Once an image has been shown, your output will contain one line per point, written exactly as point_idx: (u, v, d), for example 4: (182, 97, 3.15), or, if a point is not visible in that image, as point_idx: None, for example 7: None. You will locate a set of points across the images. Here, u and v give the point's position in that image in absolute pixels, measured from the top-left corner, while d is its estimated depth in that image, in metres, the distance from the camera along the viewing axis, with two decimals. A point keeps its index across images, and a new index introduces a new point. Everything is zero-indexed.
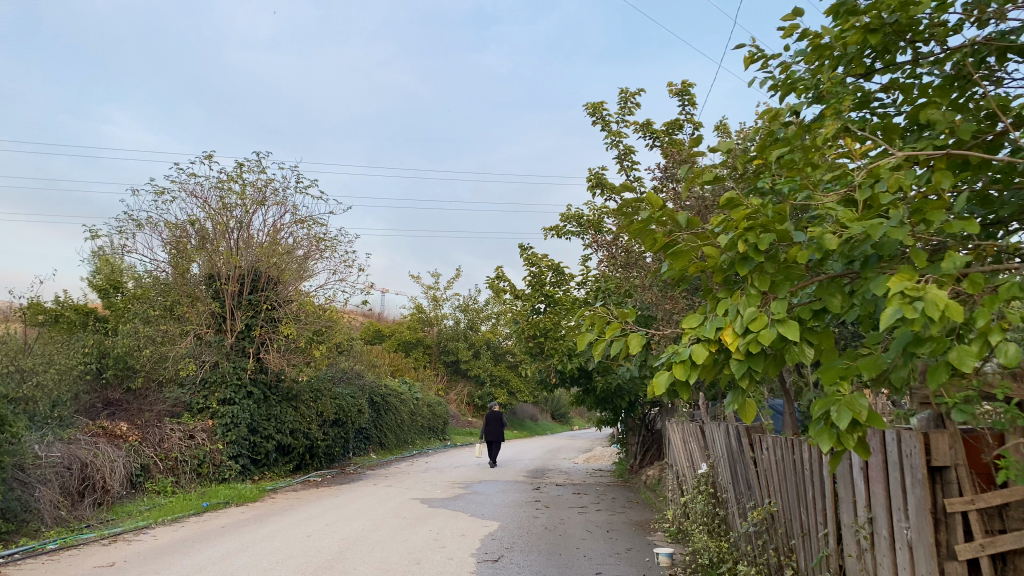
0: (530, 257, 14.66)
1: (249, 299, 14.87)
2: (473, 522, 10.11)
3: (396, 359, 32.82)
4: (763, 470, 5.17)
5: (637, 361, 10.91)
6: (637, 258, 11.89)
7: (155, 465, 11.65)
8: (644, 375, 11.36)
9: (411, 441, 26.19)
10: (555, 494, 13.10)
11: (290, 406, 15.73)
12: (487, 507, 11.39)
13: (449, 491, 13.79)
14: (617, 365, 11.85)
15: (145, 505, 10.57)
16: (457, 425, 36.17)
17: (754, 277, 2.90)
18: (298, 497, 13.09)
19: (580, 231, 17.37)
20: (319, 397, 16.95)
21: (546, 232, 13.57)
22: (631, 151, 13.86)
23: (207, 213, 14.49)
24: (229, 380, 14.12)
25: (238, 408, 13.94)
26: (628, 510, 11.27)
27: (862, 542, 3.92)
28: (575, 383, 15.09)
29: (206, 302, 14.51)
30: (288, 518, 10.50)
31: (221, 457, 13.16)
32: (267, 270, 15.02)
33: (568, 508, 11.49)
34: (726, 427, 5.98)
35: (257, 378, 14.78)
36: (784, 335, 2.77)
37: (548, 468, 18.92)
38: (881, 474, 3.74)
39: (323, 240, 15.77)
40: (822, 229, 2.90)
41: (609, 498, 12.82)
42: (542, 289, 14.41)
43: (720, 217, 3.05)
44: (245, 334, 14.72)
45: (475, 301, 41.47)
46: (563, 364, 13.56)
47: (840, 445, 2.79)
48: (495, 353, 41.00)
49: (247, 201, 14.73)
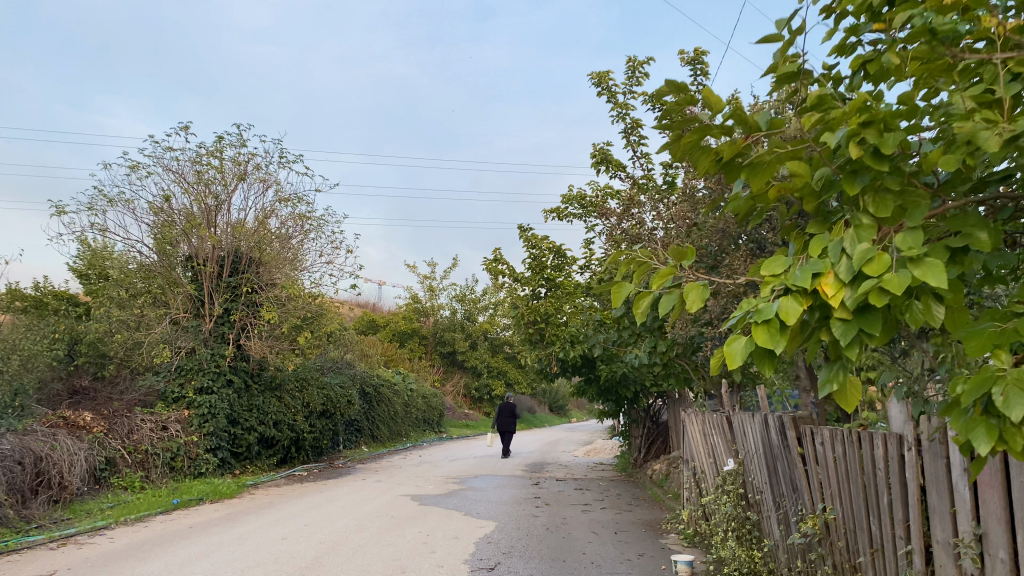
0: (530, 237, 13.76)
1: (228, 282, 13.96)
2: (467, 523, 9.23)
3: (391, 349, 32.01)
4: (813, 468, 4.26)
5: (648, 347, 10.01)
6: (645, 236, 11.00)
7: (123, 459, 10.74)
8: (654, 363, 10.48)
9: (405, 434, 25.35)
10: (555, 491, 12.22)
11: (274, 396, 14.86)
12: (483, 506, 10.50)
13: (443, 486, 12.92)
14: (624, 351, 10.96)
15: (108, 502, 9.67)
16: (453, 417, 35.38)
17: (869, 200, 2.02)
18: (279, 493, 12.19)
19: (582, 213, 16.51)
20: (306, 386, 16.09)
21: (546, 212, 12.69)
22: (638, 123, 12.97)
23: (183, 189, 13.54)
24: (207, 368, 13.18)
25: (216, 397, 13.03)
26: (635, 509, 10.39)
27: (965, 565, 3.01)
28: (576, 372, 14.23)
29: (183, 284, 13.59)
30: (264, 518, 9.61)
31: (197, 450, 12.23)
32: (248, 251, 14.12)
33: (570, 506, 10.60)
34: (761, 418, 5.08)
35: (237, 366, 13.90)
36: (919, 280, 1.86)
37: (547, 462, 18.07)
38: (1000, 477, 2.82)
39: (309, 219, 14.84)
40: (971, 124, 1.95)
41: (613, 494, 11.95)
42: (542, 272, 13.44)
43: (813, 116, 2.17)
44: (224, 319, 13.83)
45: (471, 291, 40.65)
46: (565, 351, 12.67)
47: (1004, 444, 1.88)
48: (491, 344, 40.23)
49: (227, 176, 13.81)
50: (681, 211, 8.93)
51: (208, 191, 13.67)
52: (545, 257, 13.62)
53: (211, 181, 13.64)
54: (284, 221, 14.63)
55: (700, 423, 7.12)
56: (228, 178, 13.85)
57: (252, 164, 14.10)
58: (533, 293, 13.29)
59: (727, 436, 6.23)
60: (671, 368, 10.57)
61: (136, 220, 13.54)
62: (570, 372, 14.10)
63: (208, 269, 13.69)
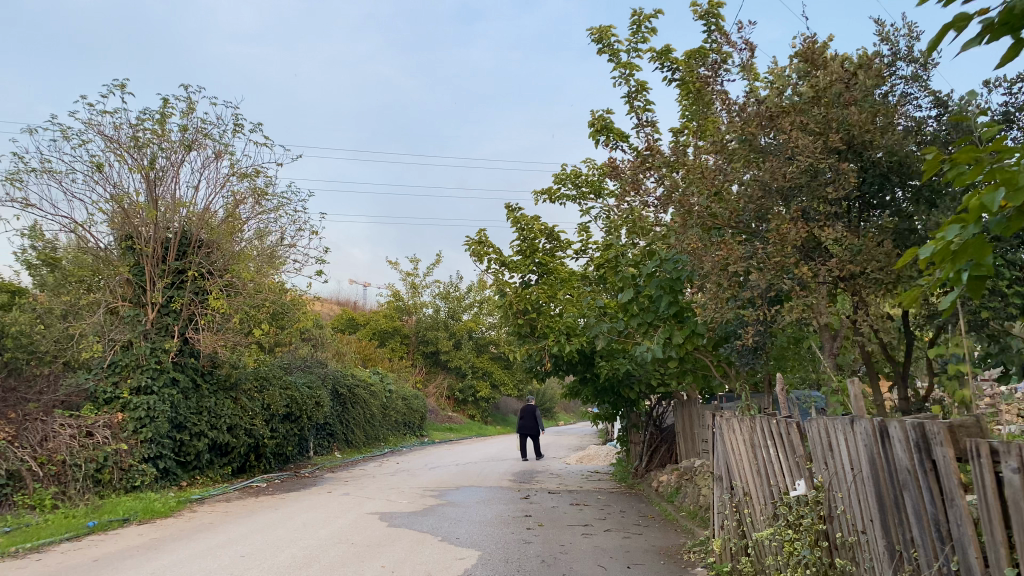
0: (520, 218, 12.13)
1: (175, 267, 12.14)
2: (444, 552, 7.57)
3: (370, 347, 30.29)
4: (993, 508, 2.60)
5: (662, 337, 8.34)
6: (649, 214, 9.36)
7: (31, 472, 8.99)
8: (666, 359, 8.86)
9: (383, 437, 23.64)
10: (548, 507, 10.55)
11: (228, 398, 13.08)
12: (463, 528, 8.83)
13: (418, 501, 11.21)
14: (630, 344, 9.30)
15: (3, 527, 7.90)
16: (436, 420, 33.62)
17: None
18: (227, 509, 10.44)
19: (578, 194, 14.93)
20: (267, 386, 14.33)
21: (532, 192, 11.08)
22: (643, 87, 11.40)
23: (119, 157, 11.77)
24: (146, 365, 11.31)
25: (157, 398, 11.17)
26: (646, 532, 8.75)
27: None
28: (571, 370, 12.63)
29: (120, 266, 11.76)
30: (195, 545, 7.93)
31: (129, 460, 10.42)
32: (199, 231, 12.39)
33: (567, 528, 8.91)
34: (869, 426, 3.44)
35: (184, 363, 12.09)
36: None
37: (537, 470, 16.40)
38: None
39: (265, 192, 13.10)
40: None
41: (616, 511, 10.30)
42: (534, 256, 11.82)
43: None
44: (169, 309, 11.98)
45: (456, 288, 39.09)
46: (560, 345, 10.99)
47: None
48: (476, 343, 38.64)
49: (172, 145, 12.10)
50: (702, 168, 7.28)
51: (151, 159, 11.91)
52: (535, 239, 11.98)
53: (153, 147, 11.89)
54: (236, 195, 12.86)
55: (744, 430, 5.50)
56: (171, 145, 12.09)
57: (201, 131, 12.37)
58: (520, 280, 11.60)
59: (796, 451, 4.56)
60: (688, 364, 8.92)
61: (65, 193, 11.74)
62: (564, 369, 12.45)
63: (152, 251, 11.88)
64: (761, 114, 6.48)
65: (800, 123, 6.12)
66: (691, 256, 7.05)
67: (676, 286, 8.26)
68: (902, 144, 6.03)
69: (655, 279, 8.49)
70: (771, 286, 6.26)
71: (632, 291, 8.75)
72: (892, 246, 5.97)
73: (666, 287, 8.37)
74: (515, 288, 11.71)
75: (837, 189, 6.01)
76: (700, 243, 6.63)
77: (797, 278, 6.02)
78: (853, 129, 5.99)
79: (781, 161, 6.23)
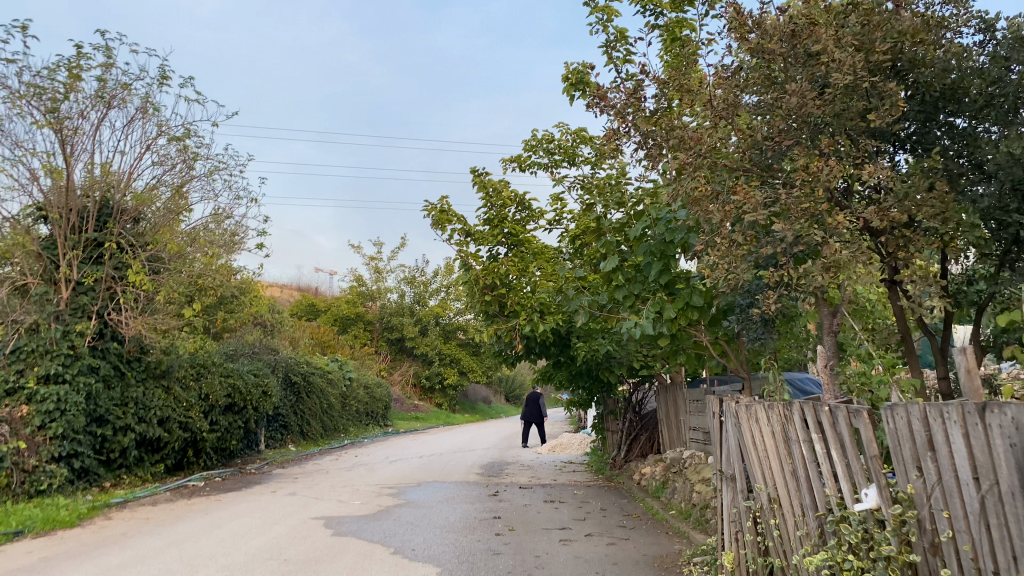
0: (485, 184, 10.84)
1: (93, 239, 10.64)
2: (395, 568, 6.29)
3: (330, 335, 28.75)
4: None
5: (653, 311, 7.11)
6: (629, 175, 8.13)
7: None
8: (656, 336, 7.65)
9: (343, 429, 22.25)
10: (520, 506, 9.32)
11: (159, 388, 11.60)
12: (421, 536, 7.56)
13: (372, 502, 9.90)
14: (614, 321, 8.05)
15: None
16: (401, 409, 32.25)
17: None
18: (149, 515, 9.04)
19: (550, 162, 13.64)
20: (205, 374, 12.85)
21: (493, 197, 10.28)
22: (625, 35, 10.15)
23: (23, 112, 10.17)
24: (57, 350, 9.80)
25: (70, 388, 9.66)
26: (635, 536, 7.55)
27: None
28: (544, 353, 11.40)
29: (27, 238, 10.21)
30: (94, 563, 6.57)
31: (32, 461, 8.94)
32: (119, 198, 10.86)
33: (542, 533, 7.69)
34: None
35: (105, 348, 10.60)
36: None
37: (507, 461, 15.15)
38: None
39: (196, 157, 11.64)
40: None
41: (597, 509, 9.11)
42: (503, 226, 10.53)
43: None
44: (85, 288, 10.46)
45: (422, 272, 37.66)
46: (533, 324, 9.73)
47: None
48: (444, 329, 37.27)
49: (87, 99, 10.52)
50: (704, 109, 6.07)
51: (61, 115, 10.32)
52: (504, 207, 10.65)
53: (62, 100, 10.28)
54: (163, 160, 11.36)
55: (772, 420, 4.29)
56: (84, 99, 10.50)
57: (123, 84, 10.79)
58: (487, 252, 10.27)
59: (856, 452, 3.39)
60: (681, 343, 7.72)
61: None
62: (536, 352, 11.23)
63: (65, 220, 10.31)
64: (783, 28, 5.16)
65: (832, 37, 4.89)
66: (691, 210, 5.82)
67: (668, 251, 7.04)
68: (959, 62, 4.94)
69: (643, 244, 7.25)
70: (798, 240, 5.05)
71: (617, 259, 7.49)
72: (946, 189, 4.84)
73: (657, 252, 7.14)
74: (480, 262, 10.36)
75: (884, 115, 4.83)
76: (709, 188, 5.37)
77: (834, 230, 4.83)
78: (904, 38, 4.87)
79: (810, 83, 5.02)
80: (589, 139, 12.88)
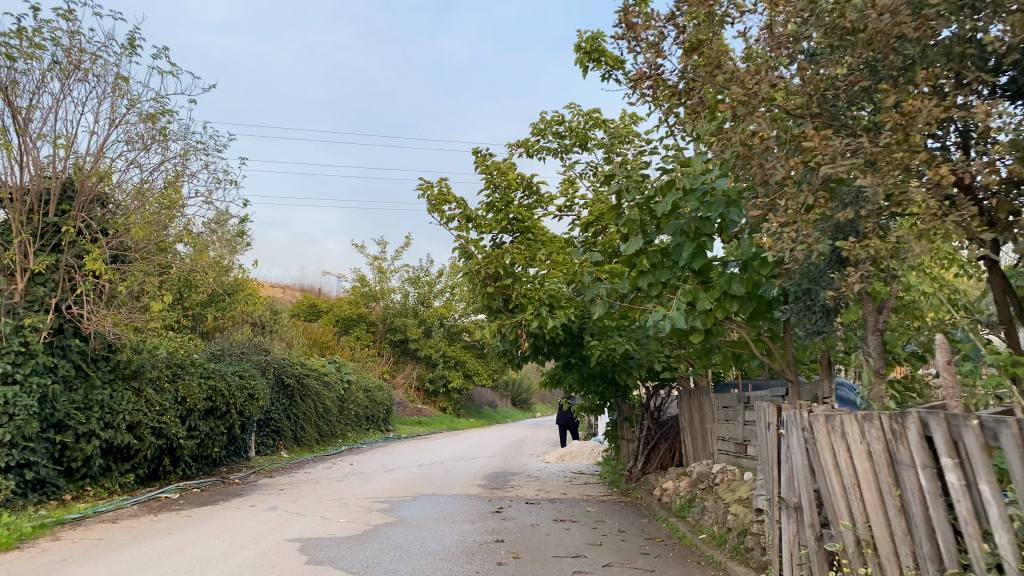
0: (488, 165, 9.73)
1: (51, 224, 9.55)
2: None
3: (330, 336, 27.72)
4: None
5: (684, 302, 5.96)
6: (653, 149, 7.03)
7: None
8: (686, 330, 6.54)
9: (341, 434, 21.16)
10: (526, 526, 8.21)
11: (129, 390, 10.51)
12: (409, 564, 6.47)
13: (360, 519, 8.81)
14: (637, 314, 6.94)
15: None
16: (404, 413, 31.15)
17: None
18: (105, 533, 7.97)
19: (561, 147, 12.52)
20: (182, 376, 11.78)
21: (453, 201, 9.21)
22: None
23: None
24: (7, 347, 8.67)
25: (20, 390, 8.57)
26: (662, 567, 6.41)
27: None
28: (553, 354, 10.28)
29: None
30: None
31: None
32: (82, 179, 9.80)
33: (552, 561, 6.57)
34: None
35: (66, 345, 9.54)
36: None
37: (512, 471, 14.03)
38: None
39: (169, 137, 10.58)
40: None
41: (615, 531, 7.98)
42: (508, 210, 9.40)
43: None
44: (43, 279, 9.40)
45: (426, 272, 36.56)
46: (541, 319, 8.61)
47: None
48: (448, 331, 36.11)
49: (48, 68, 9.46)
50: (707, 61, 5.11)
51: (15, 84, 9.25)
52: (509, 191, 9.53)
53: (17, 69, 9.23)
54: (131, 138, 10.29)
55: (868, 435, 3.16)
56: (43, 68, 9.43)
57: (87, 52, 9.72)
58: (490, 240, 9.14)
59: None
60: (714, 341, 6.61)
61: None
62: (544, 353, 10.12)
63: (19, 202, 9.25)
64: None
65: None
66: (740, 171, 4.71)
67: (705, 230, 5.92)
68: None
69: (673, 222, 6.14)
70: (886, 204, 3.95)
71: (641, 241, 6.33)
72: None
73: (690, 231, 5.96)
74: (482, 250, 9.24)
75: (1000, 38, 3.71)
76: (769, 135, 4.26)
77: (936, 188, 3.73)
78: None
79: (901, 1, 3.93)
80: (604, 122, 11.76)
